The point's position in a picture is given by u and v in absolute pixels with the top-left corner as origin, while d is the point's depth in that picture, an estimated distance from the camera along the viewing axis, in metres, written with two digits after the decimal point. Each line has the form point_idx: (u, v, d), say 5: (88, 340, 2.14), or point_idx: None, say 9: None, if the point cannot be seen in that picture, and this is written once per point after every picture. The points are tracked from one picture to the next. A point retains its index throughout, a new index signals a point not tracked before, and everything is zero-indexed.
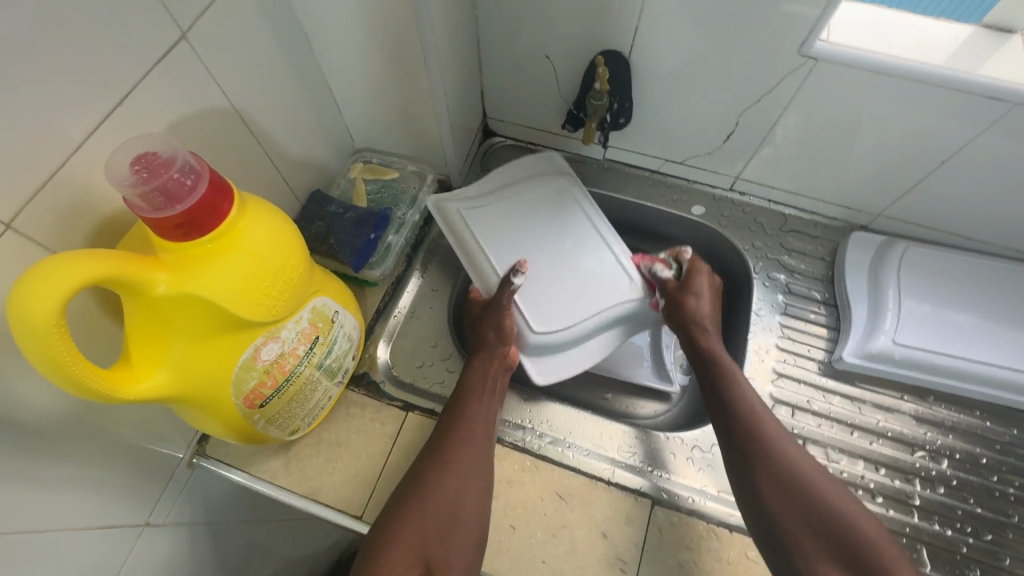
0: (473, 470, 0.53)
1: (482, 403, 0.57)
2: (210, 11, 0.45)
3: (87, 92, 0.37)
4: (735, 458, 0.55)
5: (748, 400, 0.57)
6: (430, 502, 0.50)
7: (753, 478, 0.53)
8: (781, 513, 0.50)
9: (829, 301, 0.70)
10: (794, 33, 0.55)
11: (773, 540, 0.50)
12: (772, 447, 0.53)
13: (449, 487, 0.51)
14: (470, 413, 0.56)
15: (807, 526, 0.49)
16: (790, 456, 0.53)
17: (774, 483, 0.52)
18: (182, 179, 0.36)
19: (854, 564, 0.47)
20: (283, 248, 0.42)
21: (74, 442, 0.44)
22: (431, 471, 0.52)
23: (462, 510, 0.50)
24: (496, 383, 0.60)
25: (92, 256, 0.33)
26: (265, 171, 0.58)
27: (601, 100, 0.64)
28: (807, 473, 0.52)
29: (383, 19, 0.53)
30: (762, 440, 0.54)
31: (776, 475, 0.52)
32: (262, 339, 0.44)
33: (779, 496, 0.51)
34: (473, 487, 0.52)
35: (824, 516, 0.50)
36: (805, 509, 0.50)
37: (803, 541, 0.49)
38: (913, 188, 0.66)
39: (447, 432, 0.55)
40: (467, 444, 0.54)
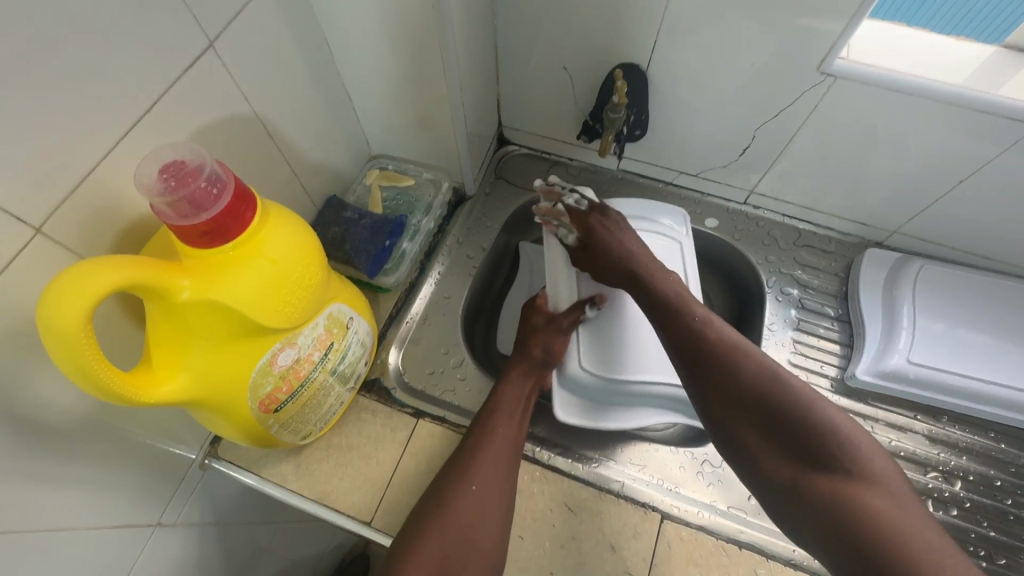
0: (494, 491, 0.52)
1: (509, 424, 0.57)
2: (236, 21, 0.45)
3: (117, 100, 0.38)
4: (682, 367, 0.50)
5: (693, 311, 0.52)
6: (451, 521, 0.50)
7: (703, 387, 0.48)
8: (730, 419, 0.46)
9: (842, 317, 0.69)
10: (813, 50, 0.55)
11: (728, 442, 0.47)
12: (716, 350, 0.48)
13: (470, 508, 0.51)
14: (495, 434, 0.56)
15: (757, 425, 0.45)
16: (738, 358, 0.47)
17: (721, 389, 0.47)
18: (209, 188, 0.36)
19: (812, 457, 0.43)
20: (303, 255, 0.42)
21: (92, 442, 0.45)
22: (452, 490, 0.52)
23: (481, 532, 0.50)
24: (524, 404, 0.60)
25: (118, 263, 0.33)
26: (284, 177, 0.58)
27: (618, 113, 0.65)
28: (753, 369, 0.46)
29: (404, 30, 0.54)
30: (707, 345, 0.49)
31: (721, 381, 0.47)
32: (279, 346, 0.44)
33: (726, 405, 0.47)
34: (494, 509, 0.52)
35: (778, 412, 0.44)
36: (757, 409, 0.45)
37: (751, 440, 0.45)
38: (930, 206, 0.66)
39: (470, 451, 0.54)
40: (490, 464, 0.53)
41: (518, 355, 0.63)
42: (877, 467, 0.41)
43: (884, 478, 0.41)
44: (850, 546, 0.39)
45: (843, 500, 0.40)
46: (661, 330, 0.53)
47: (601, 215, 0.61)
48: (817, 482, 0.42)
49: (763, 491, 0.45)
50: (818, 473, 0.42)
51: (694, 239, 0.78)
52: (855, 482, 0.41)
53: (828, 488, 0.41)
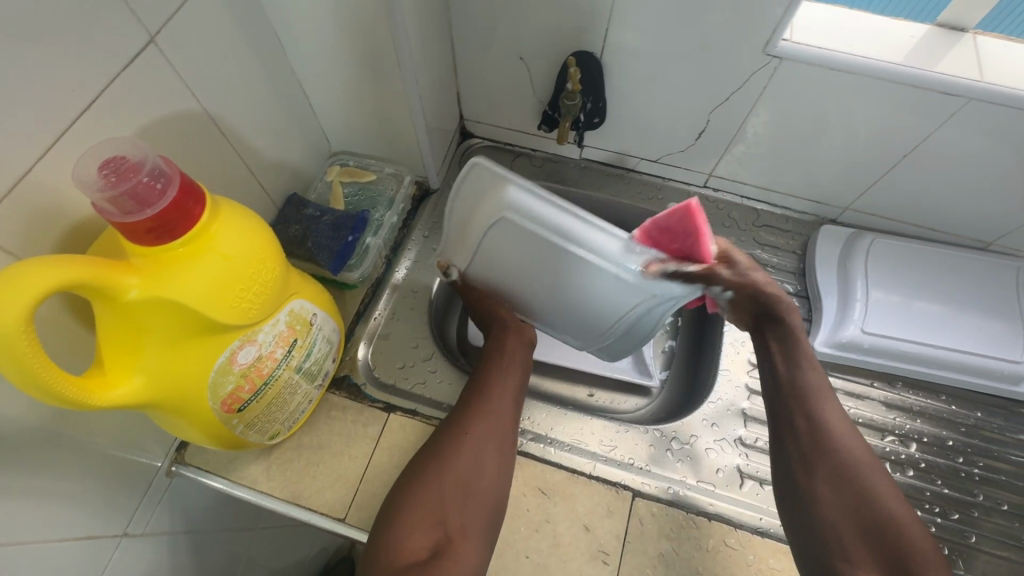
0: (489, 438, 0.54)
1: (505, 375, 0.59)
2: (178, 15, 0.44)
3: (53, 97, 0.37)
4: (779, 451, 0.54)
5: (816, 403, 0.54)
6: (449, 466, 0.52)
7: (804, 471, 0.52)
8: (827, 512, 0.50)
9: (801, 293, 0.72)
10: (759, 33, 0.57)
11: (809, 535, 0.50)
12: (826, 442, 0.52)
13: (464, 456, 0.53)
14: (491, 386, 0.58)
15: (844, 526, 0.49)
16: (841, 446, 0.52)
17: (828, 479, 0.51)
18: (152, 183, 0.36)
19: None
20: (258, 251, 0.42)
21: (46, 452, 0.44)
22: (453, 440, 0.54)
23: (477, 480, 0.52)
24: (517, 354, 0.62)
25: (61, 262, 0.32)
26: (241, 175, 0.57)
27: (574, 100, 0.66)
28: (864, 473, 0.51)
29: (356, 22, 0.53)
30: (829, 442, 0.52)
31: (825, 475, 0.51)
32: (238, 343, 0.43)
33: (833, 487, 0.50)
34: (491, 453, 0.54)
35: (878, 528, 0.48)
36: (853, 504, 0.49)
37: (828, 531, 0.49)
38: (878, 181, 0.68)
39: (470, 403, 0.56)
40: (485, 414, 0.56)
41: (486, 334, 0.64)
42: None
43: None
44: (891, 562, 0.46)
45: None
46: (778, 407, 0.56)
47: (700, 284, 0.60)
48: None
49: None
50: None
51: None
52: None
53: None
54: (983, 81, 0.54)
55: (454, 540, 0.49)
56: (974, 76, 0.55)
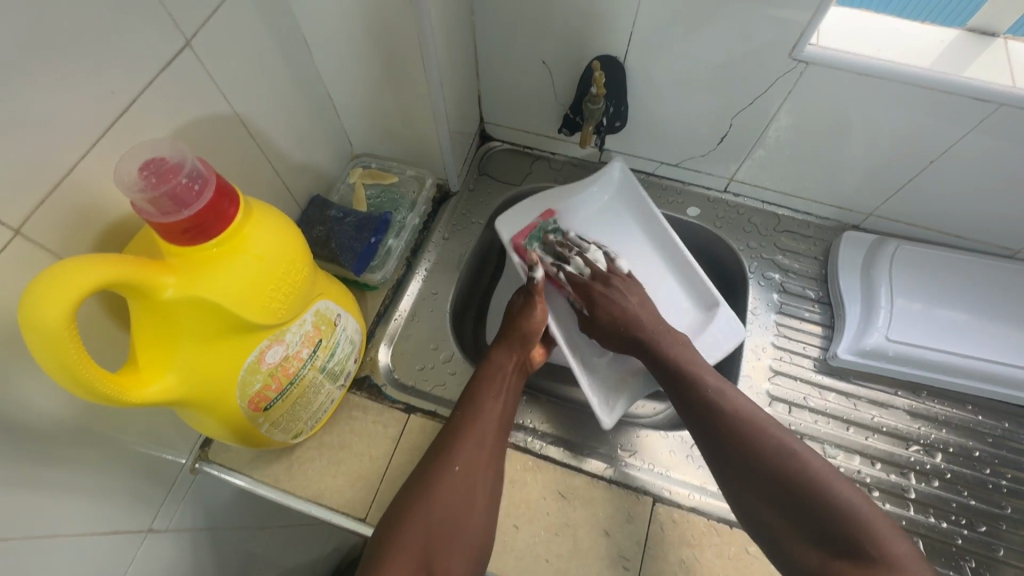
0: (476, 473, 0.52)
1: (494, 401, 0.57)
2: (212, 20, 0.45)
3: (93, 100, 0.38)
4: (706, 443, 0.53)
5: (717, 394, 0.54)
6: (434, 503, 0.50)
7: (728, 458, 0.51)
8: (759, 502, 0.49)
9: (823, 299, 0.71)
10: (785, 38, 0.56)
11: (768, 535, 0.48)
12: (733, 434, 0.51)
13: (452, 491, 0.50)
14: (479, 414, 0.55)
15: (782, 514, 0.47)
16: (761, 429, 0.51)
17: (754, 483, 0.49)
18: (190, 185, 0.36)
19: (840, 549, 0.44)
20: (288, 252, 0.42)
21: (78, 447, 0.44)
22: (438, 473, 0.51)
23: (466, 518, 0.50)
24: (510, 380, 0.60)
25: (101, 261, 0.33)
26: (267, 177, 0.58)
27: (598, 104, 0.65)
28: (764, 439, 0.50)
29: (383, 25, 0.54)
30: (734, 433, 0.51)
31: (743, 471, 0.50)
32: (266, 343, 0.44)
33: (752, 470, 0.49)
34: (479, 490, 0.52)
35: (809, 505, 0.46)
36: (777, 484, 0.48)
37: (777, 526, 0.48)
38: (903, 188, 0.68)
39: (454, 432, 0.54)
40: (474, 444, 0.53)
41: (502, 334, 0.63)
42: (894, 554, 0.42)
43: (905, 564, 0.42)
44: (826, 533, 0.45)
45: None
46: (679, 404, 0.56)
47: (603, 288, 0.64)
48: (839, 564, 0.44)
49: None
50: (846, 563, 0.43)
51: (678, 228, 0.80)
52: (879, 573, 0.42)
53: None
54: (1015, 87, 0.53)
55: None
56: (1006, 81, 0.54)
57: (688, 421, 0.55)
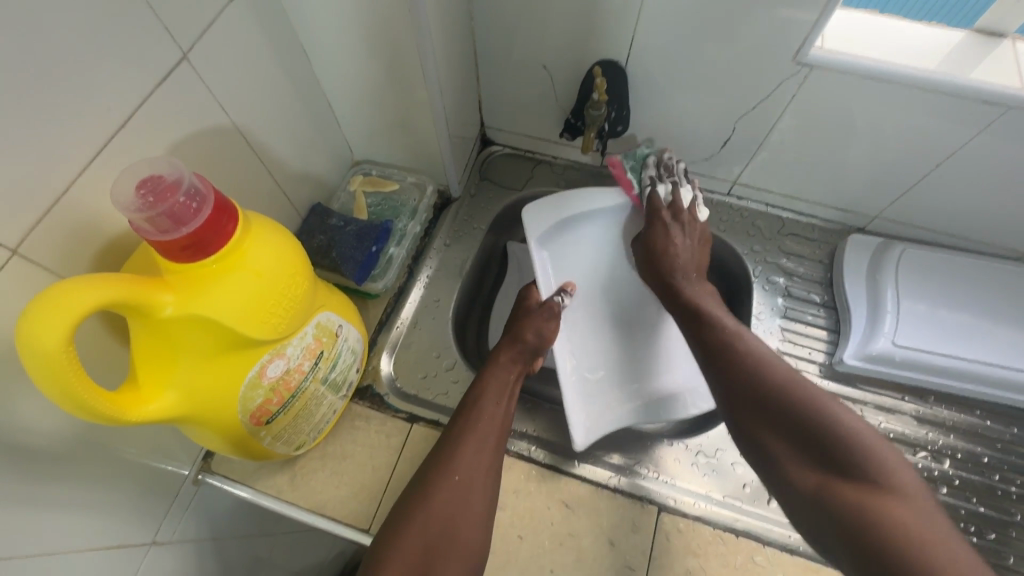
0: (476, 481, 0.52)
1: (496, 406, 0.57)
2: (209, 32, 0.45)
3: (89, 116, 0.37)
4: (716, 377, 0.53)
5: (731, 334, 0.55)
6: (432, 508, 0.49)
7: (734, 391, 0.51)
8: (762, 432, 0.48)
9: (828, 303, 0.70)
10: (788, 41, 0.56)
11: (768, 462, 0.47)
12: (743, 365, 0.52)
13: (451, 498, 0.50)
14: (480, 421, 0.55)
15: (782, 439, 0.47)
16: (768, 364, 0.51)
17: (758, 412, 0.49)
18: (188, 203, 0.36)
19: (840, 470, 0.43)
20: (288, 267, 0.42)
21: (81, 463, 0.44)
22: (435, 481, 0.51)
23: (462, 525, 0.49)
24: (513, 388, 0.60)
25: (99, 282, 0.33)
26: (267, 186, 0.58)
27: (599, 110, 0.65)
28: (768, 373, 0.50)
29: (381, 33, 0.53)
30: (741, 367, 0.52)
31: (748, 401, 0.50)
32: (267, 358, 0.44)
33: (757, 405, 0.49)
34: (476, 500, 0.51)
35: (812, 432, 0.45)
36: (781, 414, 0.47)
37: (779, 453, 0.47)
38: (908, 191, 0.67)
39: (454, 439, 0.54)
40: (474, 452, 0.53)
41: (507, 339, 0.62)
42: (902, 481, 0.41)
43: (910, 492, 0.41)
44: (827, 458, 0.44)
45: (868, 509, 0.40)
46: (694, 339, 0.58)
47: (663, 225, 0.65)
48: (841, 487, 0.42)
49: (794, 509, 0.45)
50: (847, 484, 0.42)
51: None
52: (884, 496, 0.40)
53: (854, 499, 0.41)
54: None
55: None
56: (1014, 83, 0.53)
57: (701, 359, 0.56)
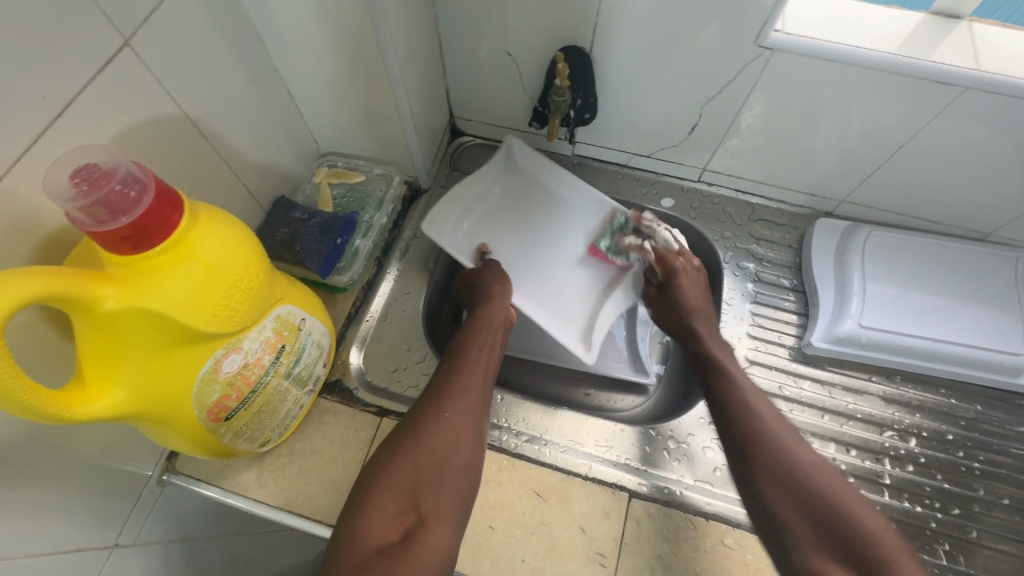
0: (468, 417, 0.52)
1: (480, 353, 0.58)
2: (152, 19, 0.43)
3: (22, 105, 0.36)
4: (730, 443, 0.54)
5: (740, 393, 0.56)
6: (422, 443, 0.50)
7: (750, 465, 0.52)
8: (785, 517, 0.49)
9: (797, 287, 0.71)
10: (750, 24, 0.55)
11: (785, 549, 0.48)
12: (793, 481, 0.49)
13: (444, 434, 0.50)
14: (467, 363, 0.56)
15: (806, 522, 0.48)
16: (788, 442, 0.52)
17: (781, 491, 0.49)
18: (125, 191, 0.35)
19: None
20: (240, 257, 0.41)
21: (31, 465, 0.43)
22: (426, 415, 0.51)
23: (454, 457, 0.50)
24: (495, 334, 0.61)
25: (30, 275, 0.31)
26: (225, 178, 0.56)
27: (563, 96, 0.65)
28: (793, 453, 0.51)
29: (337, 19, 0.52)
30: (763, 440, 0.52)
31: (768, 482, 0.50)
32: (223, 352, 0.43)
33: (781, 483, 0.50)
34: (466, 433, 0.51)
35: (833, 526, 0.46)
36: (804, 502, 0.48)
37: (802, 540, 0.47)
38: (873, 174, 0.67)
39: (442, 380, 0.55)
40: (462, 392, 0.54)
41: (484, 292, 0.64)
42: None
43: None
44: (851, 555, 0.45)
45: None
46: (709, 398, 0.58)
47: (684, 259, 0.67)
48: None
49: None
50: None
51: (651, 220, 0.79)
52: None
53: None
54: (979, 70, 0.53)
55: (428, 523, 0.46)
56: (970, 64, 0.54)
57: (716, 422, 0.56)
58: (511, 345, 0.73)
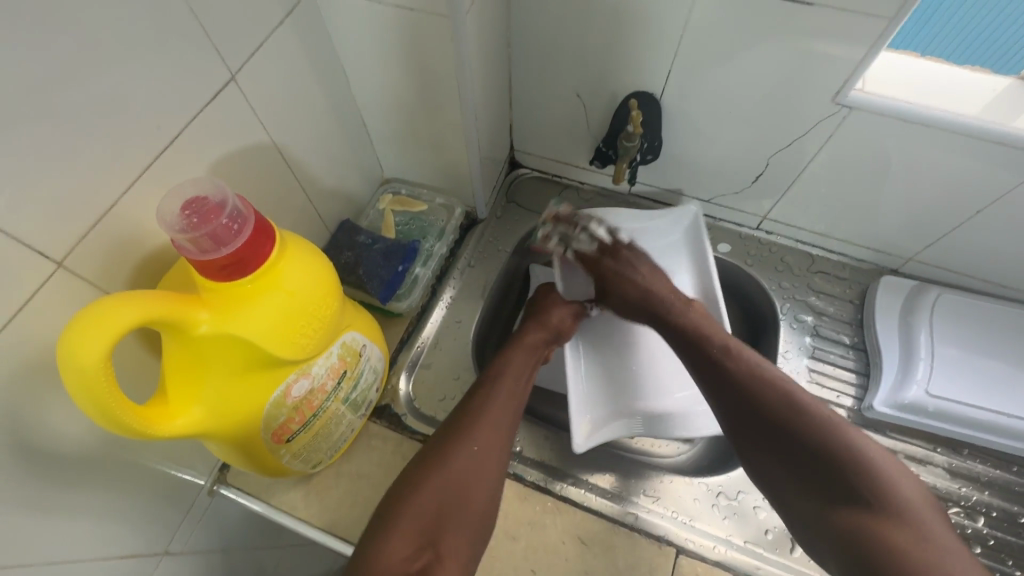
0: (491, 456, 0.50)
1: (512, 387, 0.56)
2: (257, 55, 0.46)
3: (141, 134, 0.39)
4: (705, 387, 0.53)
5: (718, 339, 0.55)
6: (445, 480, 0.48)
7: (725, 406, 0.51)
8: (762, 442, 0.48)
9: (858, 345, 0.68)
10: (830, 81, 0.55)
11: (768, 481, 0.48)
12: (751, 399, 0.49)
13: (467, 472, 0.49)
14: (494, 398, 0.54)
15: (784, 457, 0.47)
16: (761, 373, 0.51)
17: (759, 429, 0.48)
18: (230, 225, 0.36)
19: (840, 487, 0.43)
20: (320, 286, 0.42)
21: (104, 472, 0.44)
22: (450, 451, 0.49)
23: (473, 496, 0.48)
24: (529, 369, 0.59)
25: (136, 298, 0.33)
26: (300, 202, 0.58)
27: (633, 142, 0.65)
28: (767, 379, 0.50)
29: (422, 59, 0.54)
30: (738, 373, 0.51)
31: (746, 405, 0.50)
32: (293, 377, 0.44)
33: (757, 417, 0.49)
34: (489, 472, 0.50)
35: (810, 439, 0.46)
36: (779, 426, 0.47)
37: (781, 472, 0.47)
38: (944, 235, 0.65)
39: (466, 416, 0.52)
40: (489, 429, 0.52)
41: (530, 327, 0.63)
42: (903, 500, 0.42)
43: (912, 512, 0.41)
44: (829, 477, 0.44)
45: (868, 536, 0.40)
46: (683, 351, 0.57)
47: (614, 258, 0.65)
48: (844, 513, 0.42)
49: (796, 527, 0.46)
50: (846, 504, 0.42)
51: None
52: (884, 517, 0.41)
53: (855, 522, 0.41)
54: None
55: (444, 563, 0.43)
56: None
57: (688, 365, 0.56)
58: (557, 381, 0.73)
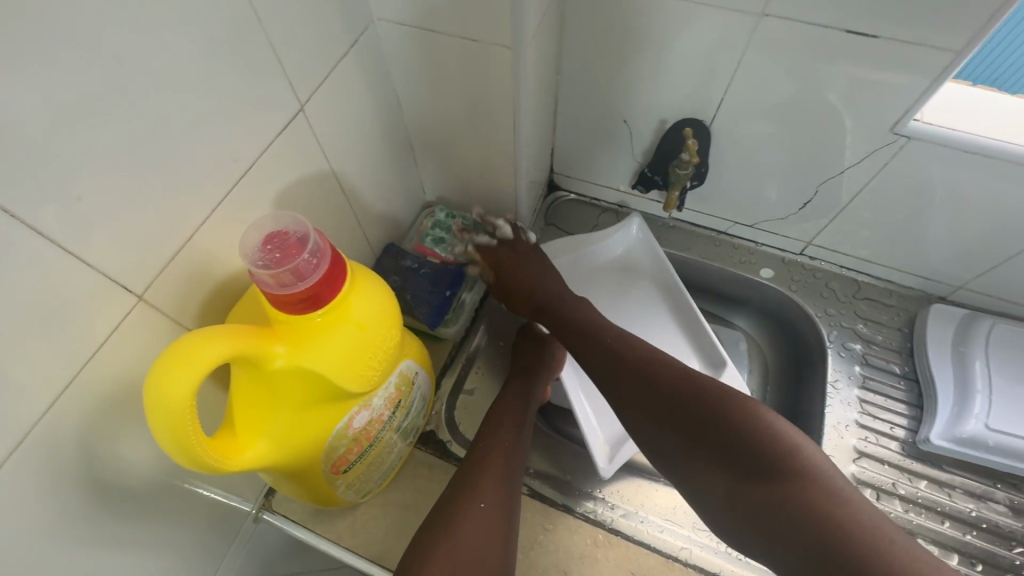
0: (502, 507, 0.48)
1: (512, 431, 0.54)
2: (322, 87, 0.47)
3: (218, 168, 0.39)
4: (604, 383, 0.52)
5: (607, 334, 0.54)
6: (458, 538, 0.44)
7: (624, 400, 0.49)
8: (664, 434, 0.46)
9: (909, 375, 0.68)
10: (888, 110, 0.54)
11: (679, 471, 0.46)
12: (648, 388, 0.48)
13: (478, 525, 0.45)
14: (498, 444, 0.52)
15: (692, 446, 0.45)
16: (665, 363, 0.50)
17: (662, 421, 0.47)
18: (310, 260, 0.36)
19: (748, 464, 0.42)
20: (385, 318, 0.42)
21: (165, 504, 0.44)
22: (456, 508, 0.46)
23: (490, 553, 0.44)
24: (528, 412, 0.58)
25: (216, 334, 0.33)
26: (351, 227, 0.59)
27: (686, 170, 0.66)
28: (665, 365, 0.49)
29: (477, 87, 0.54)
30: (639, 366, 0.50)
31: (648, 399, 0.48)
32: (356, 409, 0.43)
33: (659, 410, 0.47)
34: (502, 525, 0.47)
35: (711, 419, 0.44)
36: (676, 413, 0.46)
37: (693, 463, 0.45)
38: (1001, 265, 0.64)
39: (468, 469, 0.50)
40: (496, 478, 0.49)
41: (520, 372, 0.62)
42: (806, 458, 0.41)
43: (819, 469, 0.40)
44: (732, 454, 0.43)
45: (782, 505, 0.39)
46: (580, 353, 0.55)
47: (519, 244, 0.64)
48: (755, 490, 0.41)
49: (715, 516, 0.44)
50: (758, 480, 0.41)
51: (748, 289, 0.77)
52: (793, 482, 0.40)
53: (766, 494, 0.40)
54: None
55: None
56: None
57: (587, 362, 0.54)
58: None
